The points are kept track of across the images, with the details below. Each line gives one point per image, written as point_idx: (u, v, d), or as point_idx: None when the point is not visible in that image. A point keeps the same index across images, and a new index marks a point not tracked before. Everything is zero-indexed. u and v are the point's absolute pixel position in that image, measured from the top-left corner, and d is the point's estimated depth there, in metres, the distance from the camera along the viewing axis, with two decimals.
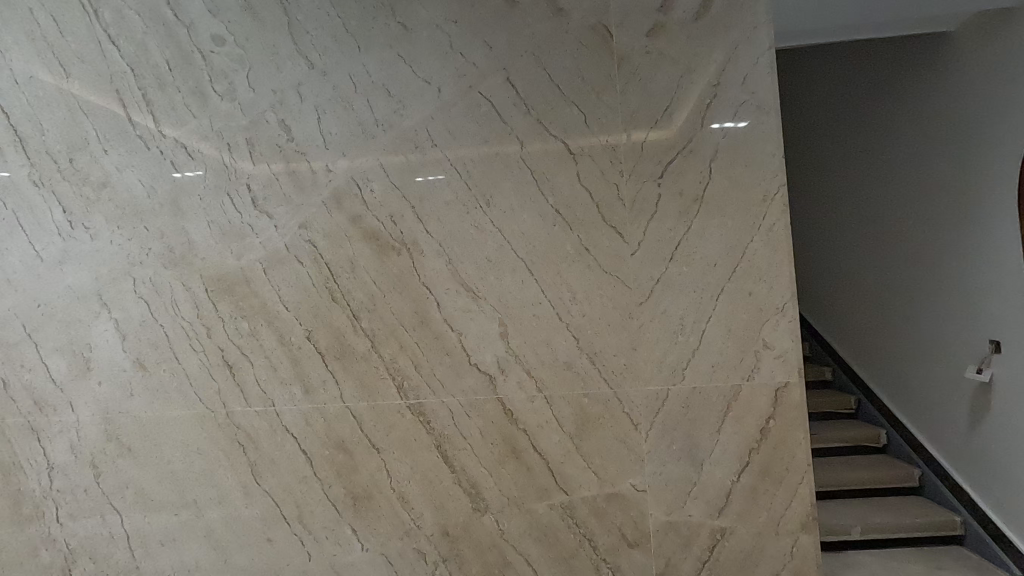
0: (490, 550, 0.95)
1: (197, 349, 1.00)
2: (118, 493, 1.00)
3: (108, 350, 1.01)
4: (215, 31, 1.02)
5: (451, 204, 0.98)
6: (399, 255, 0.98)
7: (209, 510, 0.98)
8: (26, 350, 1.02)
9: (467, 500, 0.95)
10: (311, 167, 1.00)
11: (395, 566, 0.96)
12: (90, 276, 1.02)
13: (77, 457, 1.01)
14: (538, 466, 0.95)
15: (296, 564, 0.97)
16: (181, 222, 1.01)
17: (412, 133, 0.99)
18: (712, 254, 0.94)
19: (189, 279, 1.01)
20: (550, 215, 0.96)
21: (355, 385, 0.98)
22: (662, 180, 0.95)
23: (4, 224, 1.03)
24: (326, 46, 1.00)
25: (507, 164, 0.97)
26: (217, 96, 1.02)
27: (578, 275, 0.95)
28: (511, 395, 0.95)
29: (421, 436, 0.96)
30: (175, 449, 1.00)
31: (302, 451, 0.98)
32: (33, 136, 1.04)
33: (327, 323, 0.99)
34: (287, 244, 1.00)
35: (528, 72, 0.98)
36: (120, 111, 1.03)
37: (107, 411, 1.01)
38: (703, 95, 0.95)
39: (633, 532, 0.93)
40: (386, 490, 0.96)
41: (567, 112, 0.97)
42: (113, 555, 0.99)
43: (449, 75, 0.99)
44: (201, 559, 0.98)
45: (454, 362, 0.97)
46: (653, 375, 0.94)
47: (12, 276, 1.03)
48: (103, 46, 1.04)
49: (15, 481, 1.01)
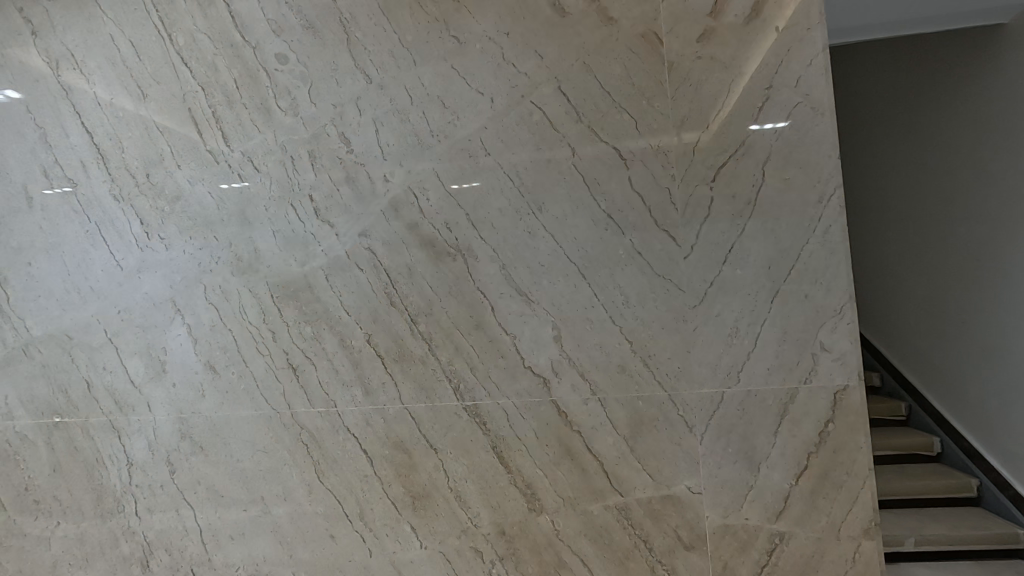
0: (546, 549, 0.96)
1: (264, 352, 1.05)
2: (191, 489, 1.05)
3: (182, 353, 1.07)
4: (280, 50, 1.08)
5: (505, 211, 1.00)
6: (454, 260, 1.01)
7: (276, 507, 1.03)
8: (108, 353, 1.09)
9: (522, 500, 0.97)
10: (370, 177, 1.04)
11: (453, 564, 0.98)
12: (165, 284, 1.08)
13: (154, 454, 1.07)
14: (593, 468, 0.96)
15: (358, 561, 1.00)
16: (248, 231, 1.07)
17: (467, 143, 1.02)
18: (767, 256, 0.94)
19: (255, 286, 1.06)
20: (602, 220, 0.98)
21: (413, 387, 1.01)
22: (715, 183, 0.95)
23: (88, 236, 1.11)
24: (384, 62, 1.05)
25: (559, 170, 0.99)
26: (281, 111, 1.07)
27: (630, 278, 0.97)
28: (566, 396, 0.97)
29: (477, 437, 0.99)
30: (244, 448, 1.05)
31: (363, 450, 1.02)
32: (113, 153, 1.11)
33: (386, 327, 1.02)
34: (348, 252, 1.04)
35: (579, 81, 1.00)
36: (192, 127, 1.09)
37: (181, 411, 1.06)
38: (756, 97, 0.95)
39: (689, 535, 0.93)
40: (444, 489, 0.99)
41: (618, 119, 0.98)
42: (186, 549, 1.04)
43: (501, 86, 1.02)
44: (268, 553, 1.02)
45: (509, 364, 0.99)
46: (707, 377, 0.94)
47: (95, 285, 1.10)
48: (176, 67, 1.10)
49: (98, 476, 1.07)
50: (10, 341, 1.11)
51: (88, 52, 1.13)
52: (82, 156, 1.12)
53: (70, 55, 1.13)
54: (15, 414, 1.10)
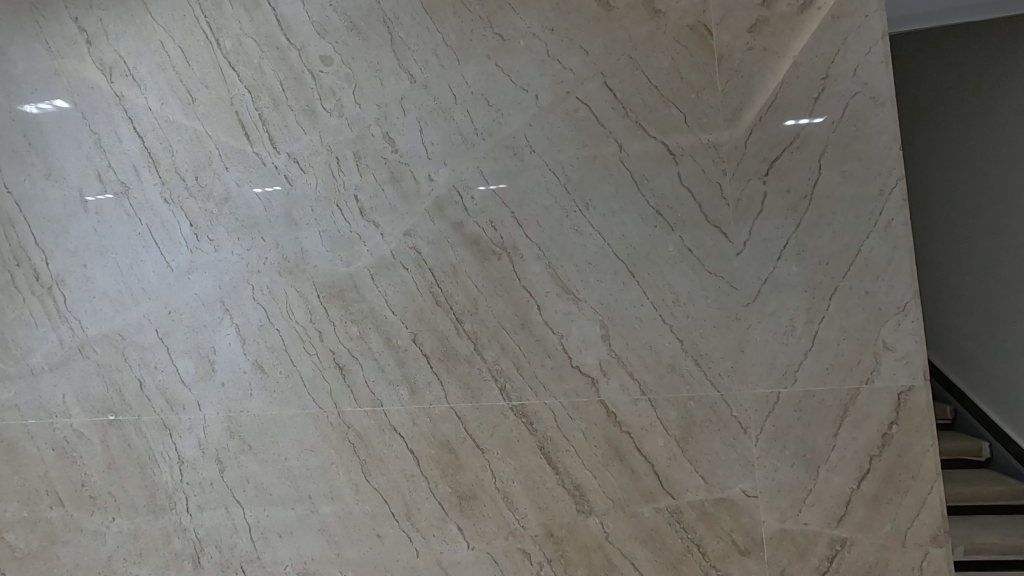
0: (595, 552, 0.94)
1: (311, 351, 1.06)
2: (240, 487, 1.06)
3: (231, 352, 1.08)
4: (325, 52, 1.09)
5: (550, 208, 0.99)
6: (499, 259, 1.00)
7: (324, 505, 1.03)
8: (159, 353, 1.11)
9: (571, 502, 0.96)
10: (414, 176, 1.04)
11: (500, 565, 0.97)
12: (214, 284, 1.10)
13: (204, 452, 1.08)
14: (643, 469, 0.94)
15: (405, 561, 1.00)
16: (295, 232, 1.08)
17: (511, 140, 1.01)
18: (825, 252, 0.90)
19: (302, 285, 1.07)
20: (651, 216, 0.96)
21: (459, 386, 1.00)
22: (768, 177, 0.93)
23: (140, 238, 1.13)
24: (427, 61, 1.05)
25: (606, 167, 0.98)
26: (326, 112, 1.08)
27: (680, 275, 0.95)
28: (615, 397, 0.95)
29: (524, 437, 0.98)
30: (291, 446, 1.05)
31: (410, 449, 1.01)
32: (164, 157, 1.13)
33: (432, 327, 1.02)
34: (393, 251, 1.04)
35: (626, 75, 0.98)
36: (239, 131, 1.11)
37: (229, 410, 1.08)
38: (811, 88, 0.92)
39: (744, 539, 0.90)
40: (491, 490, 0.98)
41: (666, 113, 0.97)
42: (236, 546, 1.05)
43: (547, 82, 1.01)
44: (316, 552, 1.03)
45: (557, 364, 0.98)
46: (761, 377, 0.92)
47: (147, 286, 1.12)
48: (223, 71, 1.12)
49: (150, 473, 1.10)
50: (67, 341, 1.15)
51: (139, 59, 1.16)
52: (134, 160, 1.15)
53: (122, 62, 1.16)
54: (72, 412, 1.13)
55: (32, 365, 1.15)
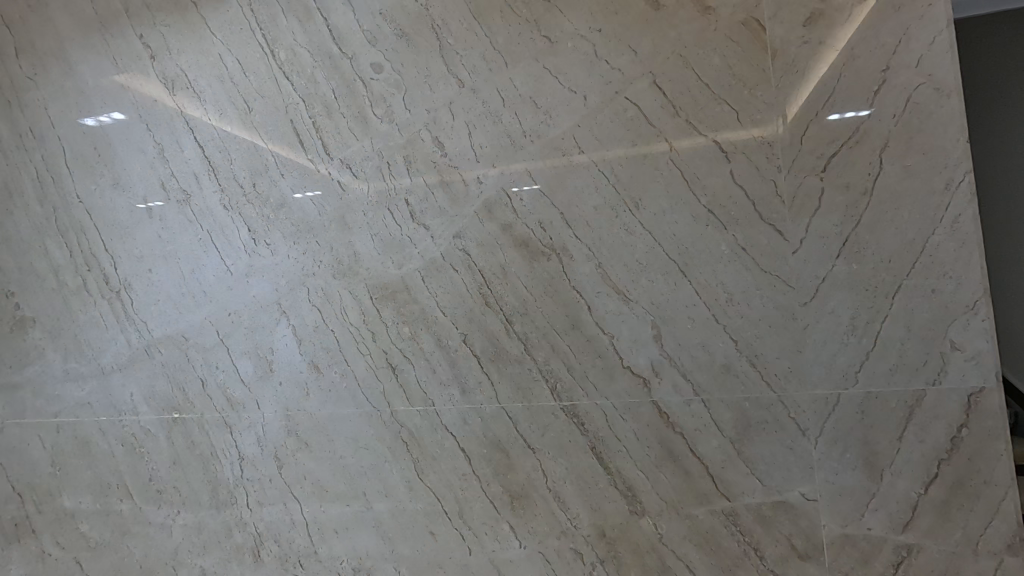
0: (648, 554, 0.94)
1: (364, 352, 1.08)
2: (298, 484, 1.10)
3: (288, 353, 1.12)
4: (375, 60, 1.11)
5: (600, 209, 0.99)
6: (549, 260, 1.01)
7: (378, 502, 1.06)
8: (220, 353, 1.16)
9: (623, 502, 0.96)
10: (463, 179, 1.05)
11: (553, 565, 0.98)
12: (271, 287, 1.13)
13: (263, 449, 1.12)
14: (697, 471, 0.93)
15: (458, 559, 1.01)
16: (348, 235, 1.10)
17: (560, 141, 1.02)
18: (887, 250, 0.88)
19: (355, 287, 1.10)
20: (703, 215, 0.95)
21: (510, 386, 1.01)
22: (826, 173, 0.91)
23: (201, 243, 1.18)
24: (476, 65, 1.06)
25: (656, 166, 0.97)
26: (377, 119, 1.11)
27: (734, 275, 0.93)
28: (667, 397, 0.95)
29: (575, 438, 0.98)
30: (346, 444, 1.08)
31: (461, 448, 1.03)
32: (222, 165, 1.18)
33: (482, 327, 1.03)
34: (443, 253, 1.06)
35: (675, 74, 0.98)
36: (293, 139, 1.15)
37: (287, 409, 1.11)
38: (870, 80, 0.90)
39: (804, 544, 0.88)
40: (542, 490, 0.99)
41: (717, 111, 0.96)
42: (294, 540, 1.09)
43: (595, 83, 1.01)
44: (371, 547, 1.05)
45: (608, 364, 0.98)
46: (820, 377, 0.89)
47: (208, 289, 1.17)
48: (278, 81, 1.16)
49: (213, 469, 1.14)
50: (134, 342, 1.20)
51: (199, 71, 1.21)
52: (195, 169, 1.20)
53: (183, 76, 1.22)
54: (140, 409, 1.19)
55: (103, 365, 1.22)
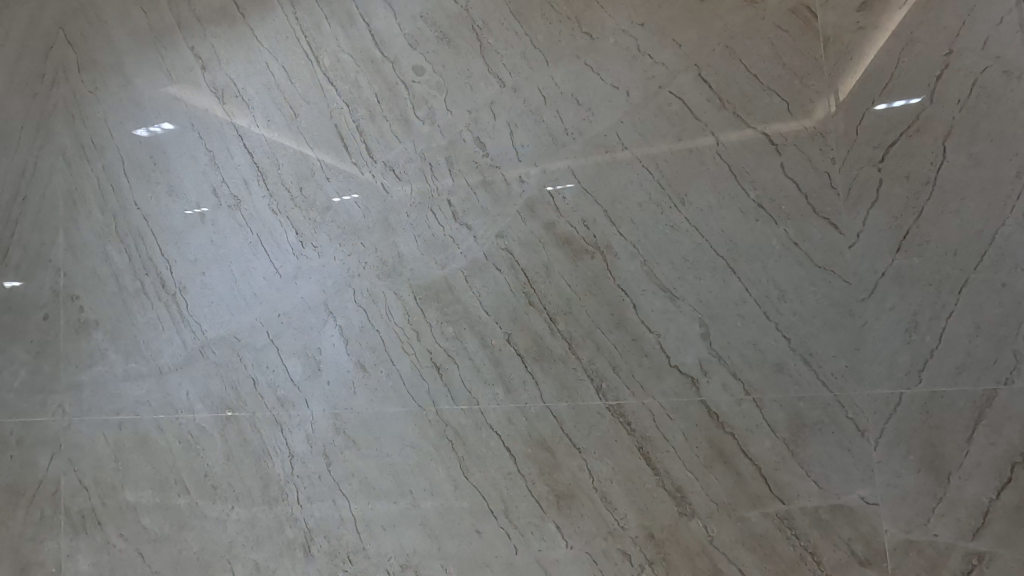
0: (699, 557, 0.92)
1: (409, 352, 1.10)
2: (346, 481, 1.12)
3: (335, 353, 1.14)
4: (417, 62, 1.12)
5: (645, 205, 0.98)
6: (592, 258, 1.00)
7: (424, 501, 1.07)
8: (270, 353, 1.19)
9: (672, 504, 0.94)
10: (505, 179, 1.06)
11: (600, 566, 0.97)
12: (319, 288, 1.16)
13: (312, 446, 1.15)
14: (749, 472, 0.91)
15: (504, 557, 1.02)
16: (392, 237, 1.12)
17: (602, 138, 1.01)
18: (952, 242, 0.84)
19: (400, 288, 1.11)
20: (752, 210, 0.93)
21: (554, 386, 1.01)
22: (884, 164, 0.87)
23: (251, 245, 1.22)
24: (516, 64, 1.06)
25: (702, 161, 0.95)
26: (419, 121, 1.12)
27: (786, 270, 0.91)
28: (717, 397, 0.93)
29: (622, 437, 0.97)
30: (393, 443, 1.10)
31: (506, 447, 1.03)
32: (270, 170, 1.21)
33: (526, 327, 1.03)
34: (486, 253, 1.06)
35: (721, 66, 0.95)
36: (338, 143, 1.17)
37: (335, 408, 1.14)
38: (932, 65, 0.86)
39: (865, 549, 0.85)
40: (589, 490, 0.98)
41: (767, 102, 0.93)
42: (343, 536, 1.11)
43: (638, 78, 0.99)
44: (418, 545, 1.07)
45: (655, 363, 0.96)
46: (880, 377, 0.86)
47: (258, 290, 1.21)
48: (323, 87, 1.19)
49: (264, 466, 1.17)
50: (189, 343, 1.25)
51: (247, 80, 1.25)
52: (244, 174, 1.23)
53: (232, 85, 1.26)
54: (195, 408, 1.23)
55: (160, 365, 1.27)
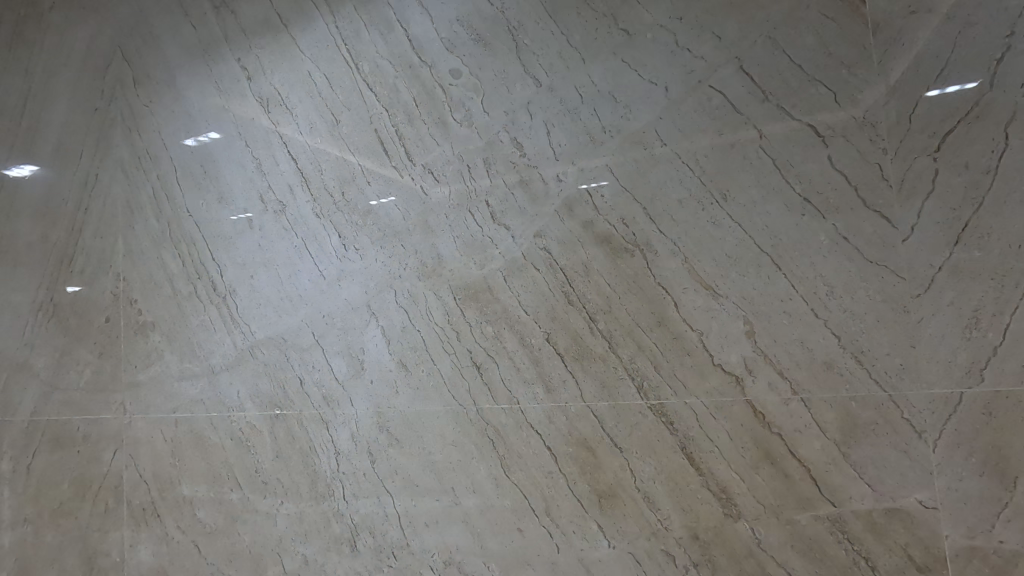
0: (746, 559, 0.90)
1: (450, 351, 1.11)
2: (390, 478, 1.14)
3: (377, 353, 1.17)
4: (453, 66, 1.14)
5: (685, 202, 0.96)
6: (632, 256, 0.99)
7: (466, 498, 1.08)
8: (315, 353, 1.22)
9: (716, 505, 0.92)
10: (543, 179, 1.06)
11: (644, 566, 0.96)
12: (361, 290, 1.19)
13: (357, 444, 1.17)
14: (798, 474, 0.88)
15: (547, 556, 1.02)
16: (431, 238, 1.14)
17: (641, 135, 1.00)
18: (1015, 234, 0.80)
19: (440, 288, 1.13)
20: (798, 204, 0.90)
21: (595, 385, 1.01)
22: (940, 153, 0.83)
23: (297, 249, 1.26)
24: (553, 64, 1.06)
25: (745, 155, 0.93)
26: (456, 123, 1.13)
27: (835, 266, 0.88)
28: (763, 396, 0.91)
29: (664, 437, 0.96)
30: (435, 441, 1.11)
31: (547, 447, 1.03)
32: (314, 176, 1.25)
33: (566, 326, 1.03)
34: (524, 253, 1.07)
35: (764, 57, 0.93)
36: (378, 147, 1.20)
37: (378, 407, 1.16)
38: (992, 48, 0.82)
39: (923, 556, 0.82)
40: (631, 490, 0.97)
41: (812, 93, 0.90)
42: (388, 532, 1.13)
43: (676, 73, 0.98)
44: (461, 542, 1.08)
45: (697, 362, 0.95)
46: (938, 375, 0.82)
47: (303, 292, 1.24)
48: (362, 93, 1.22)
49: (311, 463, 1.21)
50: (239, 343, 1.30)
51: (290, 88, 1.29)
52: (289, 180, 1.27)
53: (277, 94, 1.30)
54: (246, 406, 1.28)
55: (213, 365, 1.32)
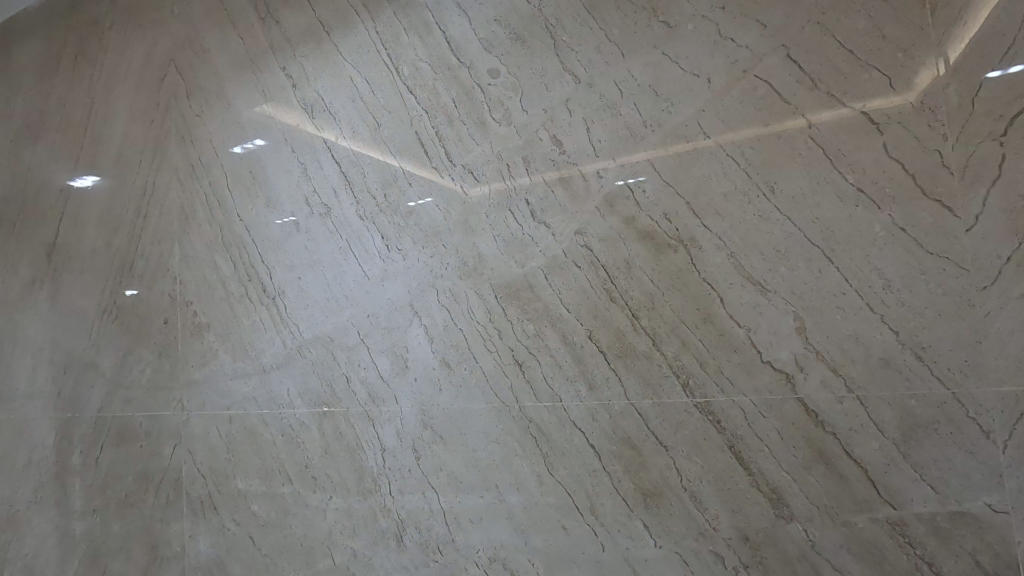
0: (798, 562, 0.87)
1: (492, 349, 1.12)
2: (435, 475, 1.16)
3: (421, 351, 1.19)
4: (492, 66, 1.15)
5: (730, 195, 0.94)
6: (675, 252, 0.98)
7: (510, 495, 1.09)
8: (361, 352, 1.25)
9: (767, 506, 0.90)
10: (583, 176, 1.05)
11: (691, 567, 0.94)
12: (404, 289, 1.21)
13: (402, 441, 1.20)
14: (854, 474, 0.85)
15: (591, 554, 1.01)
16: (472, 238, 1.15)
17: (683, 128, 0.98)
18: None
19: (481, 287, 1.14)
20: (851, 195, 0.87)
21: (638, 382, 1.00)
22: (1006, 137, 0.79)
23: (342, 250, 1.29)
24: (592, 60, 1.06)
25: (793, 146, 0.91)
26: (495, 123, 1.14)
27: (891, 258, 0.84)
28: (815, 394, 0.88)
29: (711, 435, 0.94)
30: (478, 438, 1.12)
31: (590, 444, 1.03)
32: (357, 178, 1.28)
33: (608, 323, 1.03)
34: (565, 250, 1.06)
35: (812, 43, 0.90)
36: (418, 149, 1.21)
37: (422, 404, 1.18)
38: None
39: (993, 562, 0.77)
40: (677, 489, 0.96)
41: (865, 78, 0.87)
42: (433, 528, 1.15)
43: (719, 64, 0.96)
44: (505, 538, 1.09)
45: (745, 359, 0.92)
46: (1006, 372, 0.78)
47: (348, 292, 1.27)
48: (403, 96, 1.24)
49: (358, 459, 1.24)
50: (288, 343, 1.34)
51: (334, 94, 1.32)
52: (334, 184, 1.31)
53: (320, 100, 1.34)
54: (295, 403, 1.32)
55: (264, 363, 1.37)
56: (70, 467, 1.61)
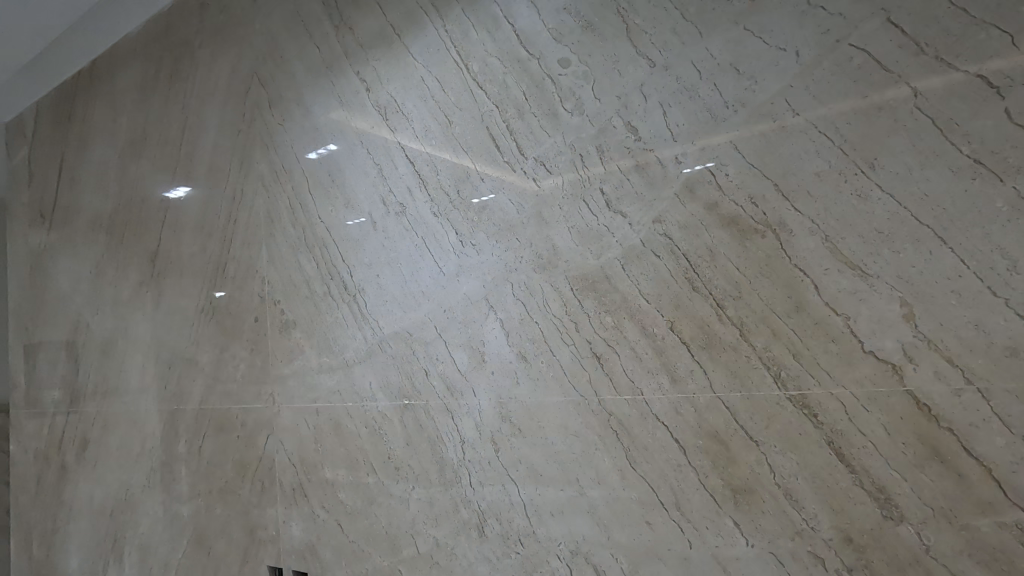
0: (911, 567, 0.81)
1: (569, 342, 1.11)
2: (514, 467, 1.17)
3: (497, 345, 1.20)
4: (562, 55, 1.13)
5: (824, 175, 0.88)
6: (763, 237, 0.93)
7: (591, 489, 1.08)
8: (438, 346, 1.28)
9: (874, 506, 0.84)
10: (660, 162, 1.02)
11: (788, 568, 0.90)
12: (479, 284, 1.22)
13: (481, 433, 1.21)
14: (975, 474, 0.78)
15: (678, 551, 0.99)
16: (546, 230, 1.14)
17: (769, 107, 0.93)
18: None
19: (556, 280, 1.13)
20: (967, 168, 0.79)
21: (725, 375, 0.96)
22: None
23: (417, 247, 1.32)
24: (667, 42, 1.02)
25: (895, 117, 0.83)
26: (567, 114, 1.12)
27: (1016, 237, 0.76)
28: (927, 387, 0.81)
29: (807, 431, 0.89)
30: (557, 431, 1.12)
31: (675, 439, 1.00)
32: (430, 176, 1.30)
33: (690, 313, 0.99)
34: (643, 240, 1.04)
35: (916, 4, 0.83)
36: (489, 144, 1.22)
37: (500, 397, 1.19)
38: None
39: None
40: (770, 486, 0.92)
41: (982, 38, 0.79)
42: (514, 520, 1.16)
43: (808, 35, 0.90)
44: (587, 532, 1.08)
45: (844, 349, 0.87)
46: None
47: (425, 288, 1.30)
48: (473, 92, 1.25)
49: (439, 451, 1.27)
50: (369, 338, 1.39)
51: (406, 95, 1.35)
52: (408, 182, 1.34)
53: (393, 101, 1.37)
54: (377, 397, 1.37)
55: (347, 358, 1.43)
56: (177, 455, 1.75)
